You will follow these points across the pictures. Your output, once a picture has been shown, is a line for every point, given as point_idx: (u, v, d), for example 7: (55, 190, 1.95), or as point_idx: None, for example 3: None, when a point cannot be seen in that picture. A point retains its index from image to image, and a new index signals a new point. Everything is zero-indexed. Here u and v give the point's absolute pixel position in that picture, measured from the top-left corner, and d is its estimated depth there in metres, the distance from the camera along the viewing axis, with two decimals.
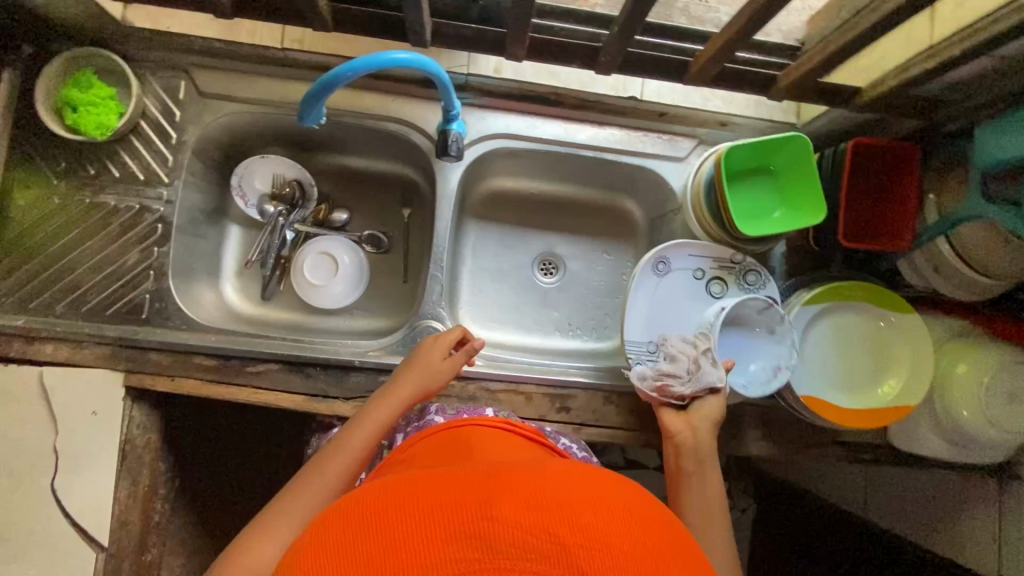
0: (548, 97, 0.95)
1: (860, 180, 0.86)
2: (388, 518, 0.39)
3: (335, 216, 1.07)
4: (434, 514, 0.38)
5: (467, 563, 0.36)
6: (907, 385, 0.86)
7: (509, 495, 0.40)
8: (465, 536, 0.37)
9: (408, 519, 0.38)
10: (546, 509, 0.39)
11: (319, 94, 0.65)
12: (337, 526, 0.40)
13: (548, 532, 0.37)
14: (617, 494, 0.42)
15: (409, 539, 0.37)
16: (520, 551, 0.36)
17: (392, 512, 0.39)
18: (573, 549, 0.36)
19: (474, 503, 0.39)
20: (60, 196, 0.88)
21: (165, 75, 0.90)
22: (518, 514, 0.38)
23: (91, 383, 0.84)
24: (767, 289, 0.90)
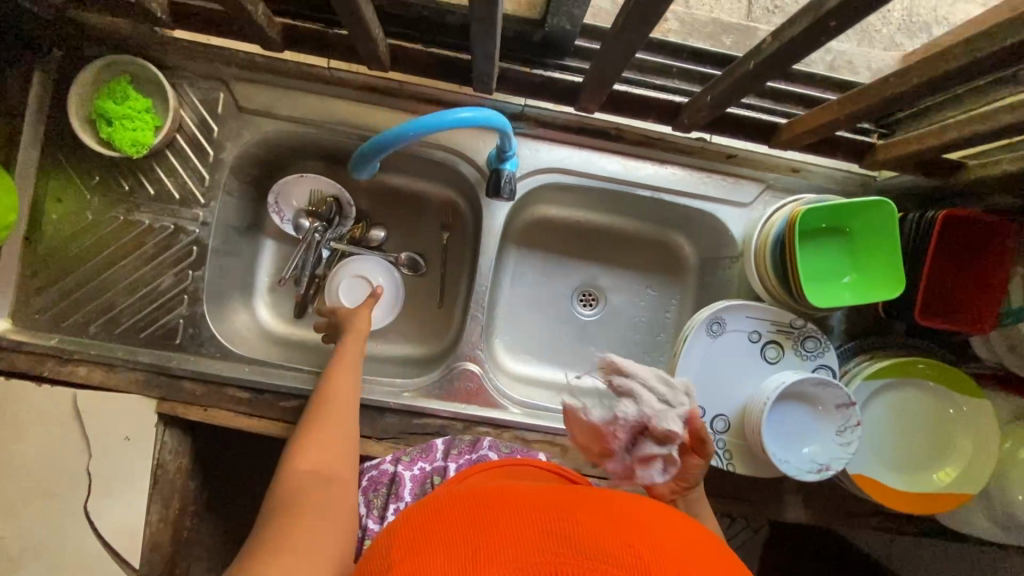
0: (608, 132, 0.89)
1: (944, 252, 0.80)
2: (480, 516, 0.40)
3: (373, 234, 1.03)
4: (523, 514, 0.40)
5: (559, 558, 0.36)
6: (965, 472, 0.82)
7: (596, 512, 0.41)
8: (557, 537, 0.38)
9: (498, 518, 0.40)
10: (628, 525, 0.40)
11: (374, 152, 0.61)
12: (428, 520, 0.41)
13: (630, 545, 0.37)
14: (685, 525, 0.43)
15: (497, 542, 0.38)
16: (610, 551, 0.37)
17: (480, 510, 0.41)
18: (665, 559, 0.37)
19: (561, 512, 0.41)
20: (92, 211, 0.84)
21: (204, 86, 0.85)
22: (599, 527, 0.39)
23: (125, 408, 0.82)
24: (826, 358, 0.85)
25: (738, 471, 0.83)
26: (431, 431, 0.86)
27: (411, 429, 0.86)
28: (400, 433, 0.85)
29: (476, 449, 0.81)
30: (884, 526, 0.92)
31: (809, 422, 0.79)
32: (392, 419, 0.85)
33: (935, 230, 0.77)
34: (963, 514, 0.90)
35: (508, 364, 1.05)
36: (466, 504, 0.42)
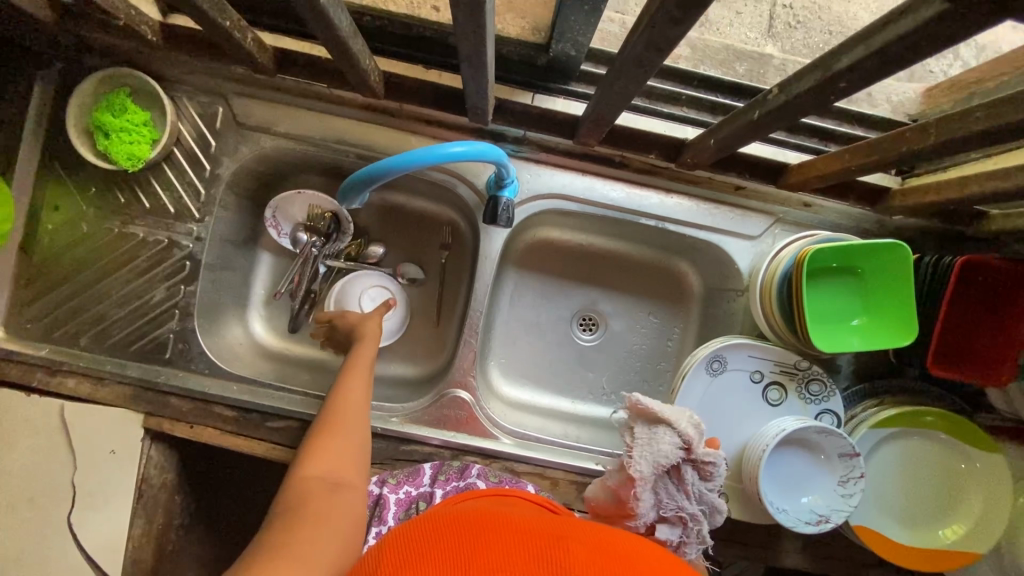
0: (611, 159, 0.86)
1: (961, 299, 0.75)
2: (478, 532, 0.45)
3: (371, 250, 1.01)
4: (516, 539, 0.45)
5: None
6: (975, 530, 0.77)
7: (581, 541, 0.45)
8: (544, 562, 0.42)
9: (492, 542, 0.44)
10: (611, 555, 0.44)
11: (362, 181, 0.60)
12: (427, 537, 0.45)
13: None
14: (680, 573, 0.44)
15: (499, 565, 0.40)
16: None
17: (478, 530, 0.46)
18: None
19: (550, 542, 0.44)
20: (88, 222, 0.84)
21: (203, 100, 0.84)
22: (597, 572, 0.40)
23: (112, 422, 0.82)
24: (832, 402, 0.81)
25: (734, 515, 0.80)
26: (418, 458, 0.84)
27: (398, 456, 0.84)
28: (387, 459, 0.84)
29: (465, 476, 0.80)
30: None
31: (809, 470, 0.76)
32: (379, 444, 0.84)
33: (952, 277, 0.73)
34: None
35: (503, 388, 1.02)
36: (463, 525, 0.47)
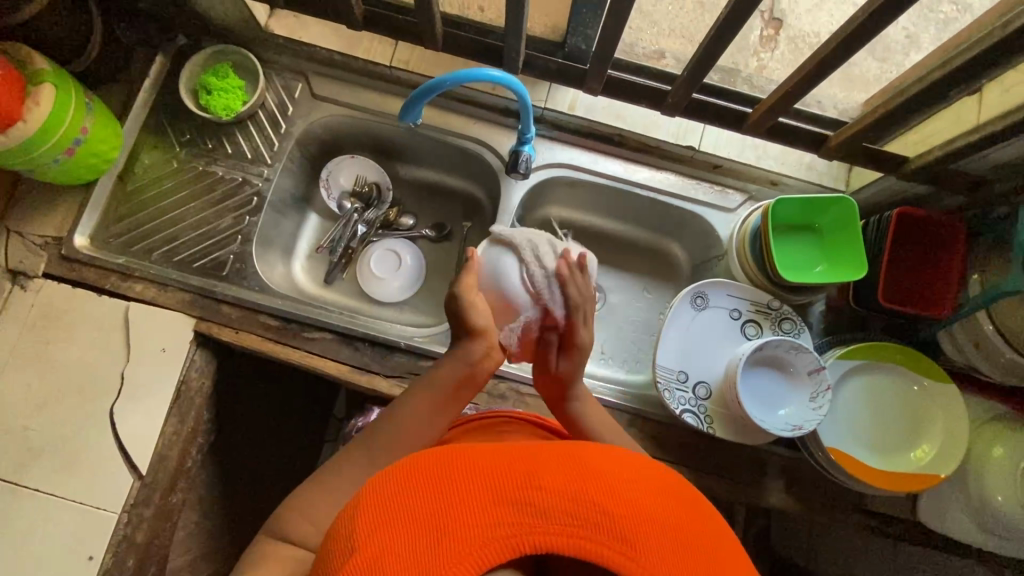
0: (612, 138, 1.06)
1: (901, 249, 0.90)
2: (445, 479, 0.44)
3: (403, 220, 1.17)
4: (488, 476, 0.44)
5: (521, 528, 0.41)
6: (938, 454, 0.85)
7: (555, 470, 0.45)
8: (518, 505, 0.42)
9: (458, 485, 0.43)
10: (581, 475, 0.45)
11: (422, 96, 0.82)
12: (393, 480, 0.45)
13: (594, 504, 0.42)
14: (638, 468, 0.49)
15: (467, 515, 0.41)
16: (569, 518, 0.41)
17: (449, 472, 0.44)
18: (619, 521, 0.42)
19: (520, 474, 0.44)
20: (179, 161, 1.02)
21: (287, 76, 1.05)
22: (566, 495, 0.43)
23: (167, 323, 0.93)
24: (802, 338, 0.93)
25: (717, 433, 0.89)
26: None
27: (416, 371, 0.93)
28: (407, 372, 0.93)
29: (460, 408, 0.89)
30: (869, 523, 0.92)
31: (782, 387, 0.87)
32: (402, 358, 0.94)
33: (891, 226, 0.88)
34: (947, 514, 0.90)
35: None
36: (429, 465, 0.46)
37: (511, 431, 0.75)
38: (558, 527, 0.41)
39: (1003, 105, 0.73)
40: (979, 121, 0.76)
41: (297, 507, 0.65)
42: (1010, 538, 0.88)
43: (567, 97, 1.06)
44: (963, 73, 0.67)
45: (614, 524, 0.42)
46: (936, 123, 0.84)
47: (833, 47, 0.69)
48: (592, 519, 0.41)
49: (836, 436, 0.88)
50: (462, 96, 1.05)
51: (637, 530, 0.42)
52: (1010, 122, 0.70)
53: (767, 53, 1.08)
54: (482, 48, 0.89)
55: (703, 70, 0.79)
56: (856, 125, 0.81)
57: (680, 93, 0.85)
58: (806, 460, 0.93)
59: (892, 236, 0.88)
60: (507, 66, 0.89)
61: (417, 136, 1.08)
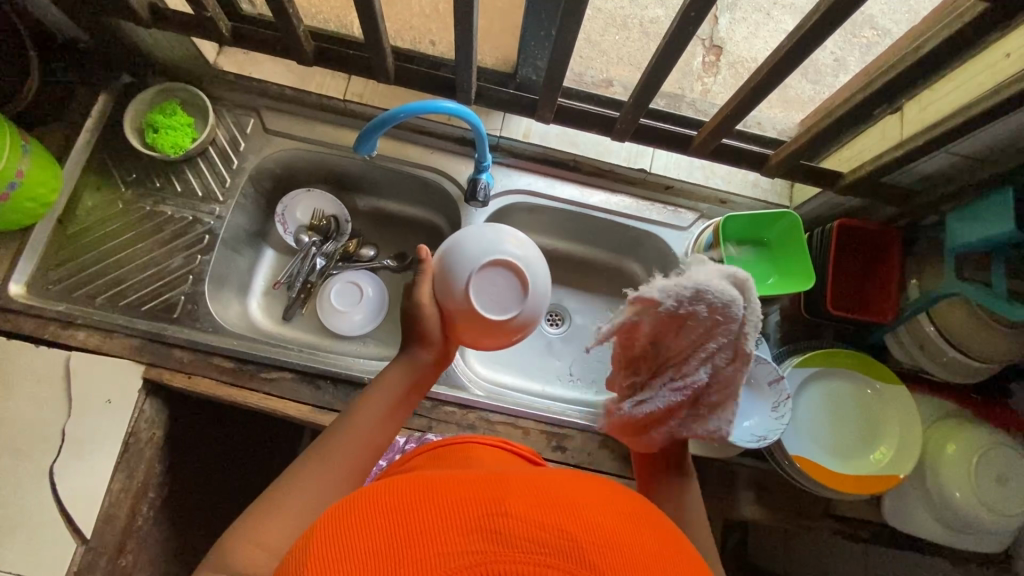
0: (567, 163, 1.08)
1: (846, 258, 0.94)
2: (410, 515, 0.42)
3: (363, 251, 1.15)
4: (452, 508, 0.42)
5: (485, 557, 0.38)
6: (896, 453, 0.88)
7: (520, 498, 0.43)
8: (481, 531, 0.39)
9: (423, 515, 0.41)
10: (547, 502, 0.43)
11: (375, 129, 0.82)
12: (354, 519, 0.42)
13: (563, 530, 0.40)
14: (611, 499, 0.47)
15: (429, 548, 0.39)
16: (535, 544, 0.38)
17: (412, 503, 0.43)
18: (587, 546, 0.39)
19: (484, 503, 0.42)
20: (124, 201, 0.99)
21: (238, 112, 1.04)
22: (533, 521, 0.40)
23: (113, 371, 0.88)
24: (760, 349, 0.95)
25: None
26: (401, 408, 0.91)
27: None
28: None
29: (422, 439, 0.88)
30: (839, 528, 0.94)
31: (747, 399, 0.88)
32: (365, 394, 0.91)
33: (834, 238, 0.92)
34: (909, 512, 0.93)
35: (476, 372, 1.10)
36: (392, 496, 0.44)
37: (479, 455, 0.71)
38: (524, 555, 0.38)
39: (924, 121, 0.78)
40: (903, 138, 0.81)
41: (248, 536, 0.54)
42: (970, 531, 0.91)
43: (521, 125, 1.08)
44: (884, 92, 0.72)
45: (583, 549, 0.39)
46: (865, 140, 0.90)
47: (764, 72, 0.74)
48: (559, 545, 0.39)
49: (800, 445, 0.90)
50: (419, 127, 1.06)
51: (605, 556, 0.39)
52: (931, 137, 0.75)
53: (708, 72, 1.14)
54: (434, 80, 0.90)
55: (646, 98, 0.83)
56: (793, 144, 0.86)
57: (626, 120, 0.88)
58: (774, 470, 0.94)
59: (835, 248, 0.93)
60: (460, 97, 0.90)
61: (374, 168, 1.08)
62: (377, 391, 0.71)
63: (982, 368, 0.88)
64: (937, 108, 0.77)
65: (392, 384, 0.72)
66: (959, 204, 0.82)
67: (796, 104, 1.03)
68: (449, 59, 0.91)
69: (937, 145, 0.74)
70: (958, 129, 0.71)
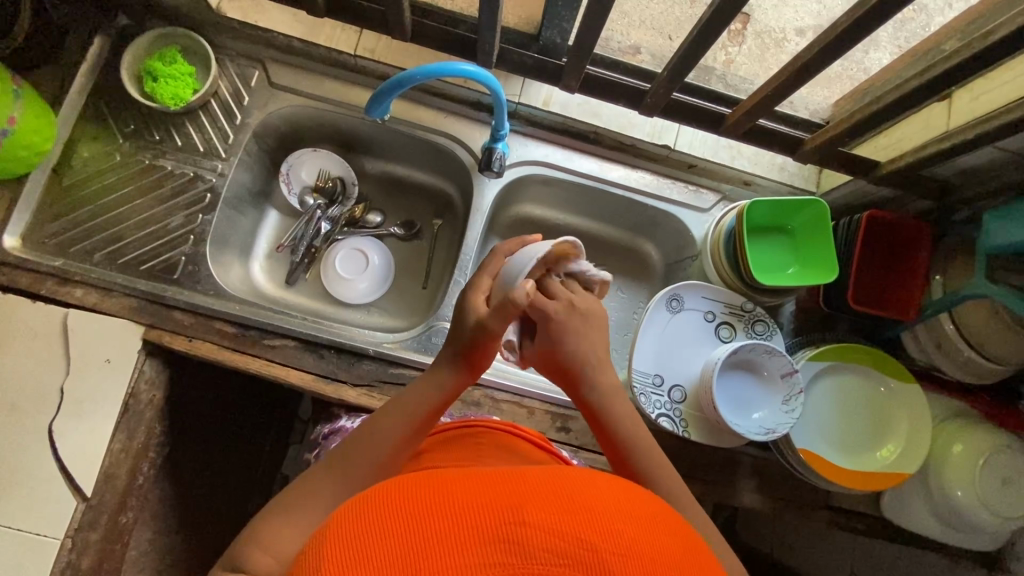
0: (587, 135, 1.03)
1: (871, 251, 0.91)
2: (422, 516, 0.40)
3: (370, 217, 1.11)
4: (463, 512, 0.40)
5: (504, 569, 0.37)
6: (902, 453, 0.88)
7: (537, 501, 0.41)
8: (497, 540, 0.38)
9: (435, 518, 0.40)
10: (566, 506, 0.41)
11: (389, 92, 0.77)
12: (364, 519, 0.41)
13: (579, 538, 0.39)
14: (626, 497, 0.46)
15: (441, 556, 0.38)
16: (553, 555, 0.38)
17: (426, 505, 0.41)
18: (606, 558, 0.38)
19: (500, 507, 0.41)
20: (122, 153, 0.94)
21: (243, 63, 0.98)
22: (548, 528, 0.39)
23: (112, 331, 0.85)
24: (774, 340, 0.93)
25: (693, 436, 0.89)
26: (405, 381, 0.89)
27: (385, 378, 0.89)
28: (375, 381, 0.88)
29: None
30: (838, 521, 0.94)
31: (758, 391, 0.87)
32: (369, 366, 0.89)
33: (861, 229, 0.89)
34: (909, 509, 0.93)
35: None
36: (405, 496, 0.42)
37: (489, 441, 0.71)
38: (540, 566, 0.37)
39: (974, 112, 0.74)
40: (949, 129, 0.76)
41: (258, 536, 0.54)
42: (967, 531, 0.91)
43: (541, 91, 1.02)
44: (941, 78, 0.67)
45: (603, 561, 0.38)
46: (904, 128, 0.85)
47: (811, 49, 0.69)
48: (576, 556, 0.38)
49: (806, 438, 0.89)
50: (434, 89, 1.00)
51: (626, 568, 0.38)
52: (980, 131, 0.71)
53: (732, 43, 1.07)
54: (452, 39, 0.84)
55: (681, 72, 0.78)
56: (832, 128, 0.82)
57: (658, 93, 0.83)
58: (778, 461, 0.94)
59: (861, 239, 0.90)
60: (481, 59, 0.84)
61: (385, 130, 1.03)
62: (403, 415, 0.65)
63: (1000, 373, 0.86)
64: (989, 99, 0.72)
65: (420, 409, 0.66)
66: (1000, 202, 0.79)
67: (832, 82, 0.98)
68: (470, 16, 0.84)
69: (986, 140, 0.70)
70: (1014, 124, 0.67)
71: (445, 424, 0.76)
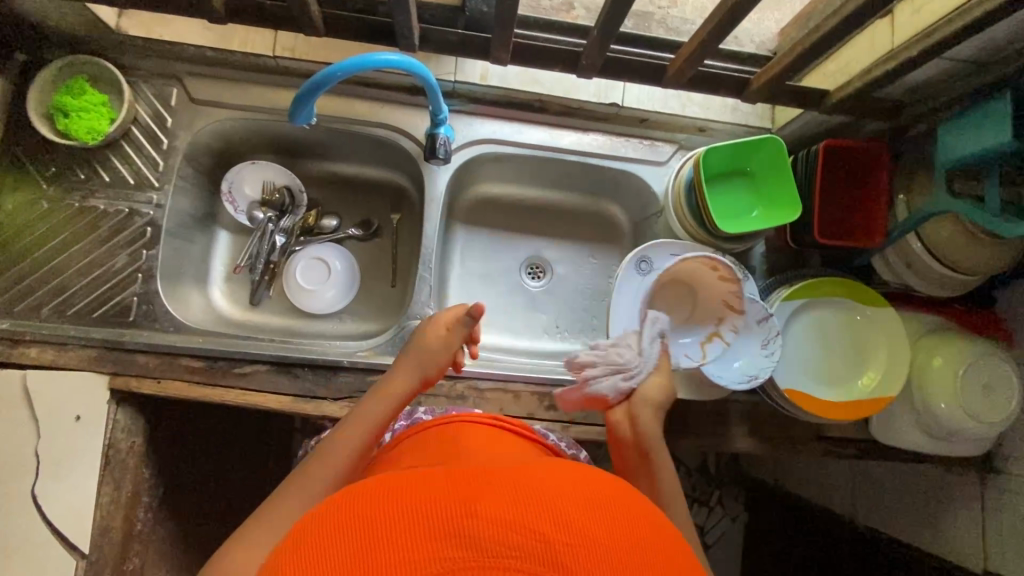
0: (532, 104, 0.99)
1: (832, 182, 0.90)
2: (375, 521, 0.40)
3: (324, 222, 1.07)
4: (417, 513, 0.40)
5: (454, 564, 0.36)
6: (884, 377, 0.89)
7: (494, 498, 0.41)
8: (450, 535, 0.38)
9: (390, 522, 0.39)
10: (525, 501, 0.41)
11: (309, 94, 0.72)
12: (318, 531, 0.41)
13: (531, 529, 0.38)
14: (588, 486, 0.45)
15: (392, 557, 0.37)
16: (503, 548, 0.37)
17: (379, 513, 0.40)
18: (557, 548, 0.38)
19: (454, 503, 0.40)
20: (48, 199, 0.89)
21: (158, 82, 0.92)
22: (501, 523, 0.38)
23: (76, 385, 0.83)
24: (747, 287, 0.92)
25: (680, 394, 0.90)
26: None
27: (366, 387, 0.88)
28: (355, 391, 0.87)
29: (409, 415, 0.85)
30: (831, 449, 0.97)
31: (735, 340, 0.89)
32: (347, 377, 0.88)
33: (819, 161, 0.87)
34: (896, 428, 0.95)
35: None
36: (367, 503, 0.42)
37: (466, 440, 0.70)
38: (492, 560, 0.36)
39: (918, 24, 0.71)
40: (894, 47, 0.74)
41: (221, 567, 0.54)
42: (956, 440, 0.93)
43: (477, 67, 0.98)
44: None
45: (555, 552, 0.37)
46: (851, 50, 0.82)
47: None
48: (528, 546, 0.37)
49: (790, 377, 0.89)
50: (365, 79, 0.95)
51: (581, 556, 0.38)
52: (925, 47, 0.68)
53: None
54: (369, 25, 0.78)
55: (613, 29, 0.73)
56: (777, 64, 0.79)
57: (592, 54, 0.78)
58: (765, 402, 0.95)
59: (821, 171, 0.88)
60: (402, 44, 0.78)
61: (323, 131, 0.98)
62: (378, 398, 0.72)
63: (971, 281, 0.87)
64: (931, 10, 0.69)
65: (392, 389, 0.72)
66: (955, 112, 0.76)
67: (779, 5, 0.92)
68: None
69: (933, 54, 0.67)
70: (960, 34, 0.64)
71: (426, 422, 0.76)
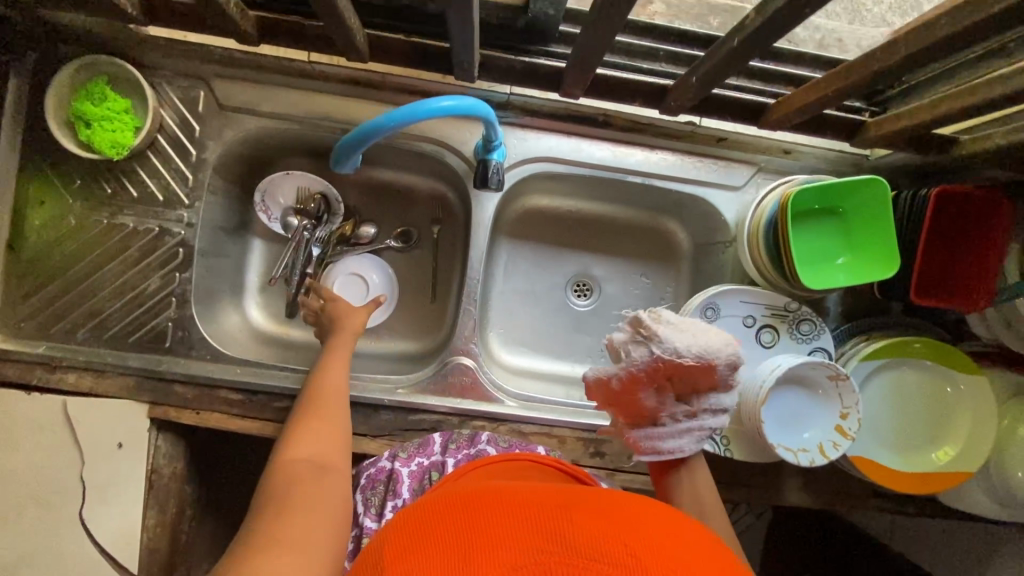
0: (595, 117, 0.87)
1: (938, 232, 0.79)
2: (461, 523, 0.40)
3: (362, 231, 1.01)
4: (500, 520, 0.40)
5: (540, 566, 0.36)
6: (963, 452, 0.81)
7: (573, 512, 0.41)
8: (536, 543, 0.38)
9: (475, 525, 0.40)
10: (602, 521, 0.40)
11: (356, 145, 0.64)
12: (408, 531, 0.41)
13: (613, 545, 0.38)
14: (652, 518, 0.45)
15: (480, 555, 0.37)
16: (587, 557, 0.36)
17: (462, 516, 0.41)
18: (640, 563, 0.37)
19: (537, 518, 0.40)
20: (75, 214, 0.84)
21: (183, 84, 0.83)
22: (586, 532, 0.39)
23: (116, 415, 0.81)
24: (822, 339, 0.84)
25: (737, 455, 0.83)
26: (428, 426, 0.85)
27: (406, 425, 0.85)
28: (394, 430, 0.85)
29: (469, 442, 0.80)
30: (888, 507, 0.91)
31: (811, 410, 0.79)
32: (386, 416, 0.85)
33: (930, 206, 0.76)
34: (965, 493, 0.88)
35: (504, 357, 1.02)
36: (450, 507, 0.42)
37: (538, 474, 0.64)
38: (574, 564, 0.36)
39: None
40: None
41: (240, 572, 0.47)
42: None
43: None
44: None
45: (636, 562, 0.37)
46: None
47: None
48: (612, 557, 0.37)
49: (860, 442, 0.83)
50: (409, 85, 0.84)
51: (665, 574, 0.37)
52: None
53: None
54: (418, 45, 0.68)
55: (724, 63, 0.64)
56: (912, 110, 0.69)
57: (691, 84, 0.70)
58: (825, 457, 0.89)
59: (929, 219, 0.77)
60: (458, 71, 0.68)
61: None
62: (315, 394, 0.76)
63: None
64: None
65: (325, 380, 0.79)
66: None
67: None
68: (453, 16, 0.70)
69: None
70: None
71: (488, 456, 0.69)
